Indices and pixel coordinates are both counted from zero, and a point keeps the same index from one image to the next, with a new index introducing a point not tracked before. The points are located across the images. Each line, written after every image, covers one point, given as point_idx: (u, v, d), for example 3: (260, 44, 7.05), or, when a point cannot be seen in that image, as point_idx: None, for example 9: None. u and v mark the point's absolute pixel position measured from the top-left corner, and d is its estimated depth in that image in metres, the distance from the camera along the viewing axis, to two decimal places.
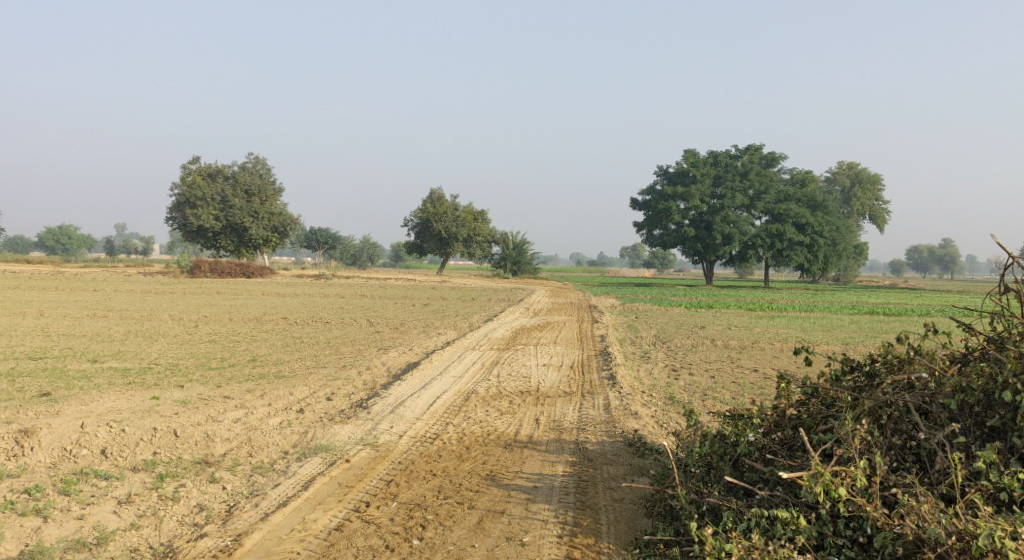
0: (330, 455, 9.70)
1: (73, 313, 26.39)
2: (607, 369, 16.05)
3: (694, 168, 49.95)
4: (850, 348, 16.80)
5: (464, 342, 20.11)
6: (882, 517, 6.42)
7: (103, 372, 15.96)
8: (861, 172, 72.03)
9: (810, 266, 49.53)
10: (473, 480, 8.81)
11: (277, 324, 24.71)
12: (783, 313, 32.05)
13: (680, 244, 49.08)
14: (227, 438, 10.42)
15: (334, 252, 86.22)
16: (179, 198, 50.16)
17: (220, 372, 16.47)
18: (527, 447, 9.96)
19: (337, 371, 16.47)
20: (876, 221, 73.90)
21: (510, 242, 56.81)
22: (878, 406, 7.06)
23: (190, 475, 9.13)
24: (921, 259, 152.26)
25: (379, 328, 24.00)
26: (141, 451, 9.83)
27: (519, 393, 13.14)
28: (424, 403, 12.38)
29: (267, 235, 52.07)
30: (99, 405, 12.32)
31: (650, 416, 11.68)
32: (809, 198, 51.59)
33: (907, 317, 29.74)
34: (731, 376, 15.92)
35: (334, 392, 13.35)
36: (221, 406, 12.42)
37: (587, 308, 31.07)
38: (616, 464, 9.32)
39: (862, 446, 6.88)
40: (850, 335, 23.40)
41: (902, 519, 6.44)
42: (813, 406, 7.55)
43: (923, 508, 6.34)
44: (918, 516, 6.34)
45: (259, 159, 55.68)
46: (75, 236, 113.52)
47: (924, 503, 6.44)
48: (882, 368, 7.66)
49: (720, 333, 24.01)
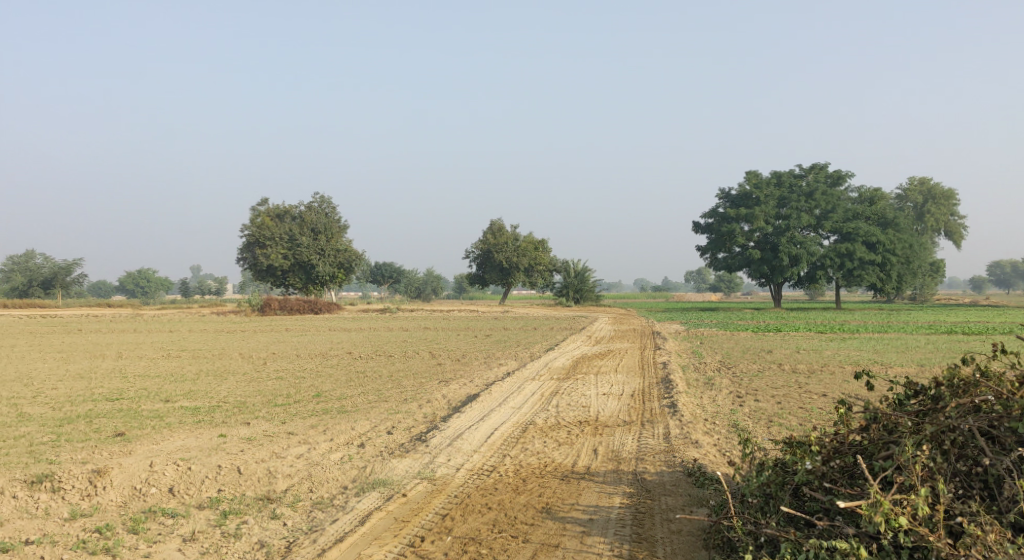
0: (388, 489, 9.78)
1: (148, 353, 27.15)
2: (669, 396, 15.87)
3: (758, 190, 49.35)
4: (921, 370, 16.31)
5: (524, 372, 20.11)
6: (946, 548, 6.23)
7: (174, 411, 16.37)
8: (934, 188, 70.04)
9: (882, 285, 48.30)
10: (528, 513, 8.78)
11: (342, 360, 25.06)
12: (855, 335, 31.27)
13: (746, 266, 48.36)
14: (289, 474, 10.59)
15: (400, 286, 87.20)
16: (249, 238, 51.31)
17: (285, 408, 16.76)
18: (584, 479, 9.89)
19: (399, 405, 16.61)
20: (952, 237, 71.77)
21: (573, 270, 56.73)
22: (941, 431, 6.83)
23: (252, 512, 9.30)
24: (1002, 274, 147.10)
25: (441, 361, 24.13)
26: (206, 488, 10.04)
27: (578, 423, 13.07)
28: (482, 435, 12.42)
29: (335, 272, 52.49)
30: (168, 444, 12.64)
31: (711, 444, 11.50)
32: (878, 216, 50.44)
33: (987, 335, 28.70)
34: (798, 401, 15.58)
35: (394, 426, 13.46)
36: (285, 443, 12.64)
37: (651, 335, 30.77)
38: (674, 495, 9.19)
39: (925, 473, 6.66)
40: (925, 356, 22.68)
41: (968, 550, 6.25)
42: (873, 432, 7.32)
43: (989, 539, 6.19)
44: (984, 547, 6.19)
45: (325, 199, 56.79)
46: (153, 278, 117.09)
47: (992, 534, 6.24)
48: (946, 391, 7.39)
49: (788, 357, 23.52)
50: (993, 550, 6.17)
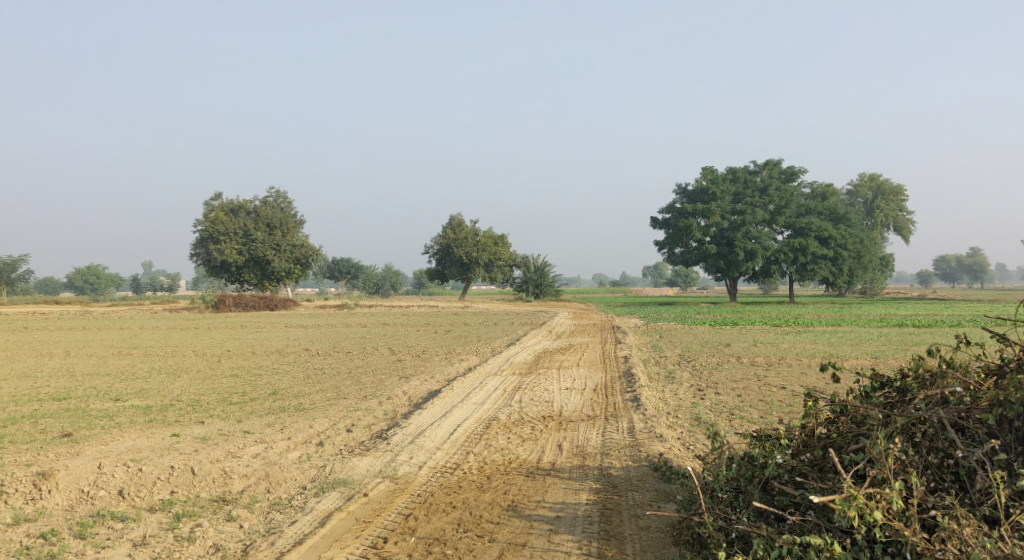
0: (349, 489, 9.51)
1: (98, 352, 26.43)
2: (631, 390, 15.76)
3: (713, 186, 49.68)
4: (878, 362, 16.43)
5: (485, 367, 19.90)
6: (922, 543, 6.15)
7: (124, 411, 15.86)
8: (883, 184, 71.39)
9: (835, 280, 48.96)
10: (494, 512, 8.59)
11: (300, 357, 24.63)
12: (809, 328, 31.61)
13: (703, 261, 48.62)
14: (245, 474, 10.26)
15: (357, 282, 86.43)
16: (203, 233, 50.34)
17: (241, 407, 16.33)
18: (550, 475, 9.72)
19: (358, 402, 16.30)
20: (901, 232, 73.06)
21: (532, 265, 56.61)
22: (911, 423, 6.78)
23: (207, 514, 8.98)
24: (950, 269, 150.17)
25: (401, 357, 23.82)
26: (158, 490, 9.68)
27: (541, 418, 12.92)
28: (445, 432, 12.20)
29: (290, 267, 52.05)
30: (119, 444, 12.21)
31: (676, 438, 11.41)
32: (830, 211, 51.13)
33: (938, 328, 29.16)
34: (758, 394, 15.60)
35: (354, 424, 13.17)
36: (241, 442, 12.29)
37: (610, 329, 30.72)
38: (641, 490, 9.06)
39: (897, 466, 6.59)
40: (880, 348, 22.91)
41: (943, 544, 6.19)
42: (842, 425, 7.24)
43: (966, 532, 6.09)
44: (960, 540, 6.10)
45: (281, 193, 56.16)
46: (103, 275, 114.76)
47: (967, 527, 6.18)
48: (913, 383, 7.35)
49: (746, 350, 23.61)
50: (970, 543, 6.10)
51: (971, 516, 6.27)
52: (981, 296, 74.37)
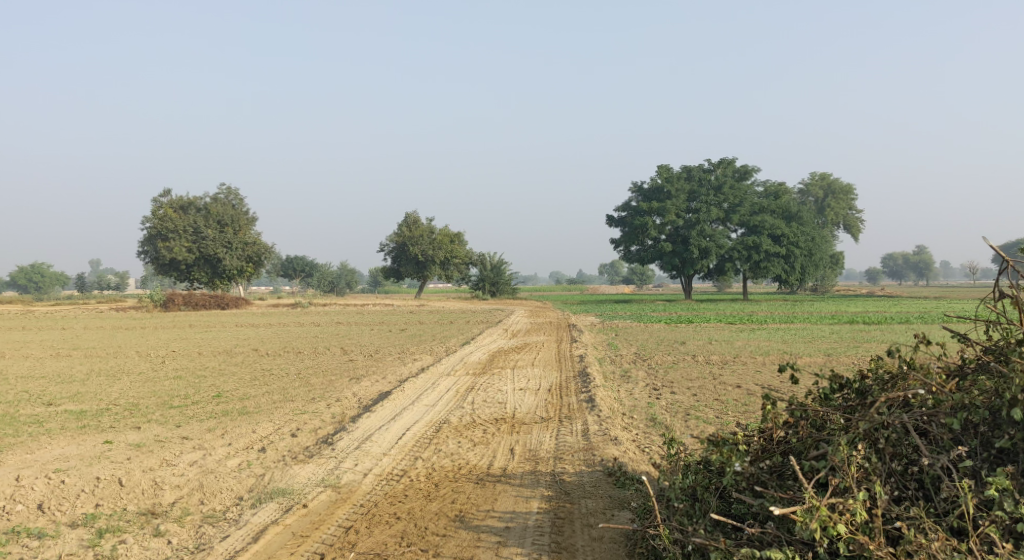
0: (288, 499, 8.99)
1: (36, 353, 25.41)
2: (587, 391, 15.39)
3: (668, 184, 49.65)
4: (833, 361, 16.27)
5: (439, 367, 19.41)
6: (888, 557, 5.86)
7: (56, 417, 15.09)
8: (833, 183, 72.25)
9: (787, 278, 49.24)
10: (440, 523, 8.15)
11: (248, 357, 23.92)
12: (764, 325, 31.61)
13: (658, 259, 48.48)
14: (177, 485, 9.67)
15: (312, 280, 85.21)
16: (151, 230, 49.03)
17: (182, 411, 15.67)
18: (500, 482, 9.30)
19: (306, 404, 15.71)
20: (850, 231, 73.98)
21: (488, 263, 56.13)
22: (874, 428, 6.46)
23: (133, 529, 8.39)
24: (897, 266, 152.67)
25: (352, 357, 23.21)
26: (81, 504, 9.07)
27: (493, 421, 12.46)
28: (393, 436, 11.70)
29: (242, 265, 50.94)
30: (45, 453, 11.54)
31: (631, 441, 11.07)
32: (783, 209, 51.39)
33: (888, 325, 29.33)
34: (713, 393, 15.34)
35: (299, 429, 12.60)
36: (177, 449, 11.67)
37: (566, 327, 30.33)
38: (594, 497, 8.69)
39: (859, 474, 6.30)
40: (832, 345, 22.87)
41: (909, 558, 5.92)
42: (803, 429, 6.90)
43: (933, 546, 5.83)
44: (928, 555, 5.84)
45: (231, 190, 55.03)
46: (47, 273, 112.11)
47: (935, 542, 5.90)
48: (874, 385, 7.04)
49: (701, 348, 23.41)
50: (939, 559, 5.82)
51: (937, 528, 6.00)
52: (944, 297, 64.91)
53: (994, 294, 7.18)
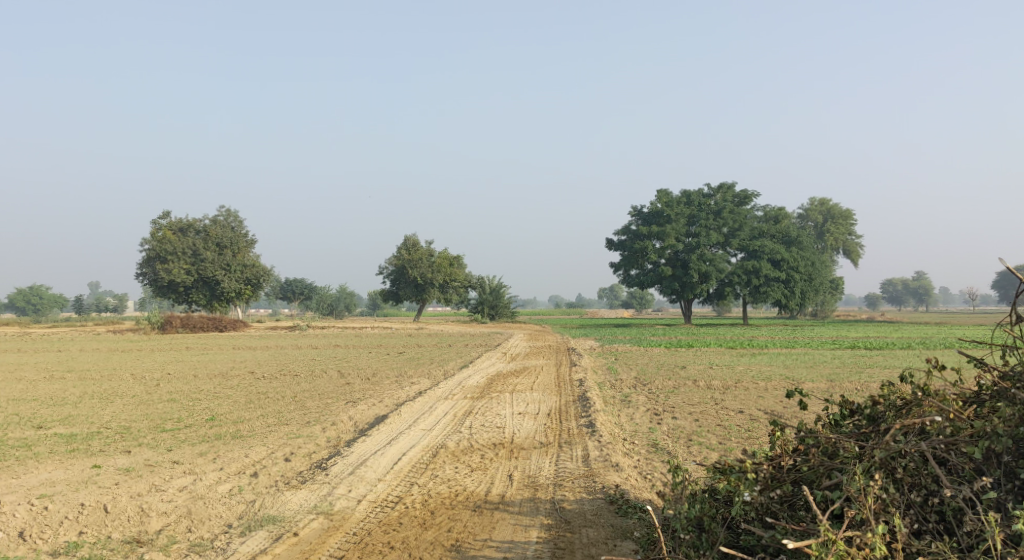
0: (278, 527, 8.67)
1: (28, 375, 25.06)
2: (586, 415, 15.10)
3: (668, 208, 49.33)
4: (837, 386, 15.98)
5: (436, 391, 19.13)
6: None
7: (45, 440, 14.77)
8: (832, 208, 72.20)
9: (787, 302, 49.04)
10: (435, 553, 7.84)
11: (244, 380, 23.62)
12: (764, 350, 31.31)
13: (658, 283, 48.17)
14: (164, 511, 9.37)
15: (311, 303, 84.88)
16: (149, 252, 48.75)
17: (174, 434, 15.37)
18: (499, 509, 8.99)
19: (300, 428, 15.40)
20: (850, 256, 73.76)
21: (488, 286, 55.89)
22: (890, 457, 6.20)
23: (116, 559, 8.09)
24: (897, 292, 152.53)
25: (349, 380, 22.90)
26: (64, 532, 8.77)
27: (491, 446, 12.16)
28: (388, 461, 11.39)
29: (240, 288, 50.70)
30: (31, 478, 11.23)
31: (632, 467, 10.77)
32: (783, 234, 51.30)
33: (890, 351, 28.98)
34: (715, 418, 15.05)
35: (292, 453, 12.30)
36: (167, 474, 11.36)
37: (566, 351, 30.04)
38: (596, 526, 8.39)
39: (878, 505, 6.03)
40: (834, 371, 22.58)
41: None
42: (813, 457, 6.62)
43: None
44: None
45: (231, 212, 54.88)
46: (46, 295, 111.94)
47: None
48: (886, 411, 6.78)
49: (702, 373, 23.13)
50: None
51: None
52: (948, 322, 64.55)
53: (1009, 316, 6.91)
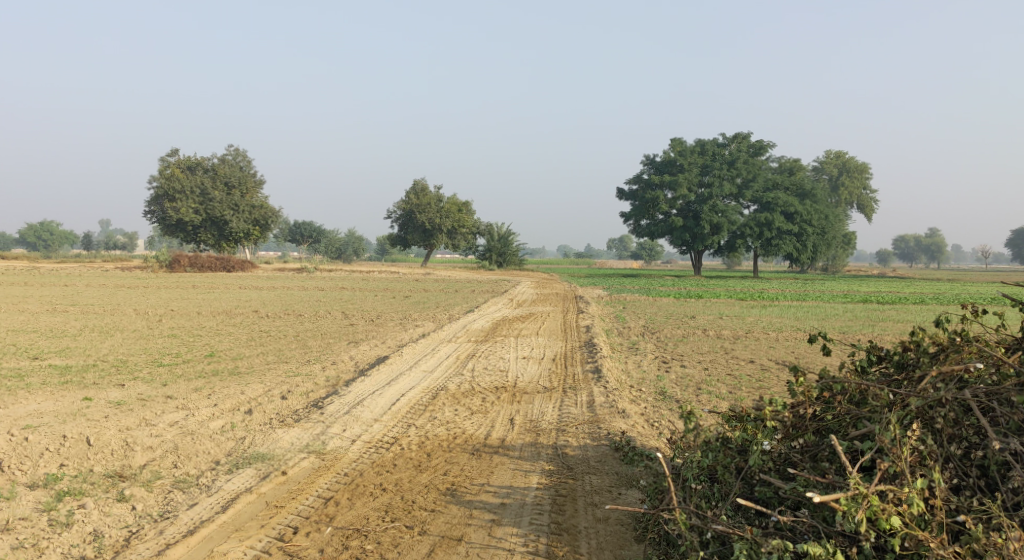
0: (266, 466, 8.26)
1: (33, 308, 24.76)
2: (592, 361, 14.66)
3: (681, 157, 48.31)
4: (851, 336, 15.42)
5: (440, 333, 18.72)
6: None
7: (39, 371, 14.47)
8: (849, 161, 70.80)
9: (799, 256, 48.22)
10: (429, 496, 7.42)
11: (247, 318, 23.25)
12: (775, 302, 30.72)
13: (668, 234, 47.51)
14: (150, 446, 8.97)
15: (319, 246, 84.23)
16: (157, 190, 48.09)
17: (170, 369, 15.02)
18: (498, 453, 8.57)
19: (300, 367, 15.07)
20: (864, 211, 72.67)
21: (496, 233, 55.24)
22: (928, 406, 5.76)
23: (96, 494, 7.67)
24: (909, 248, 150.90)
25: (354, 321, 22.48)
26: (44, 464, 8.40)
27: (494, 390, 11.72)
28: (386, 402, 10.96)
29: (248, 229, 50.27)
30: (19, 409, 10.88)
31: (639, 414, 10.28)
32: (797, 186, 50.30)
33: (904, 305, 28.29)
34: (726, 367, 14.56)
35: (289, 391, 11.88)
36: (160, 408, 10.96)
37: (573, 298, 29.59)
38: (600, 473, 7.94)
39: (914, 459, 5.60)
40: (847, 323, 22.03)
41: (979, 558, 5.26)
42: (840, 407, 6.16)
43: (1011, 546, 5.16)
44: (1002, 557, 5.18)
45: (239, 151, 54.09)
46: (57, 232, 112.07)
47: (1013, 542, 5.20)
48: (919, 356, 6.26)
49: (712, 323, 22.63)
50: None
51: (1012, 525, 5.30)
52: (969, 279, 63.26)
53: None
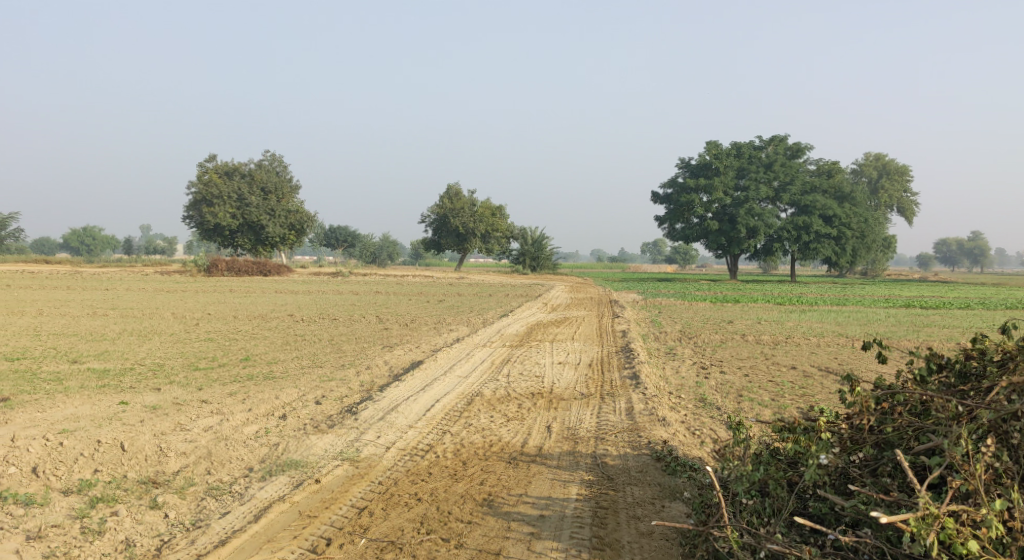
0: (300, 473, 8.10)
1: (73, 311, 24.97)
2: (629, 366, 14.37)
3: (717, 160, 47.73)
4: (897, 342, 14.97)
5: (475, 338, 18.54)
6: None
7: (77, 374, 14.51)
8: (888, 163, 69.67)
9: (838, 260, 47.41)
10: (466, 507, 7.21)
11: (282, 322, 23.27)
12: (815, 307, 30.15)
13: (704, 238, 46.97)
14: (183, 452, 8.85)
15: (355, 251, 84.57)
16: (195, 196, 48.51)
17: (206, 373, 14.97)
18: (536, 462, 8.34)
19: (335, 371, 14.94)
20: (904, 214, 71.39)
21: (530, 237, 55.00)
22: (1001, 420, 5.45)
23: (128, 500, 7.55)
24: (950, 253, 148.19)
25: (388, 325, 22.39)
26: (78, 469, 8.31)
27: (529, 396, 11.49)
28: (420, 408, 10.76)
29: (284, 233, 50.50)
30: (56, 413, 10.85)
31: (680, 422, 9.99)
32: (836, 189, 49.47)
33: (948, 310, 27.62)
34: (767, 374, 14.20)
35: (323, 396, 11.74)
36: (194, 413, 10.87)
37: (609, 303, 29.25)
38: (642, 485, 7.68)
39: (989, 476, 5.29)
40: (891, 328, 21.49)
41: None
42: (900, 419, 5.85)
43: None
44: None
45: (275, 156, 54.44)
46: (99, 237, 113.83)
47: None
48: (984, 366, 5.94)
49: (751, 327, 22.22)
50: None
51: None
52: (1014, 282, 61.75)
53: None
